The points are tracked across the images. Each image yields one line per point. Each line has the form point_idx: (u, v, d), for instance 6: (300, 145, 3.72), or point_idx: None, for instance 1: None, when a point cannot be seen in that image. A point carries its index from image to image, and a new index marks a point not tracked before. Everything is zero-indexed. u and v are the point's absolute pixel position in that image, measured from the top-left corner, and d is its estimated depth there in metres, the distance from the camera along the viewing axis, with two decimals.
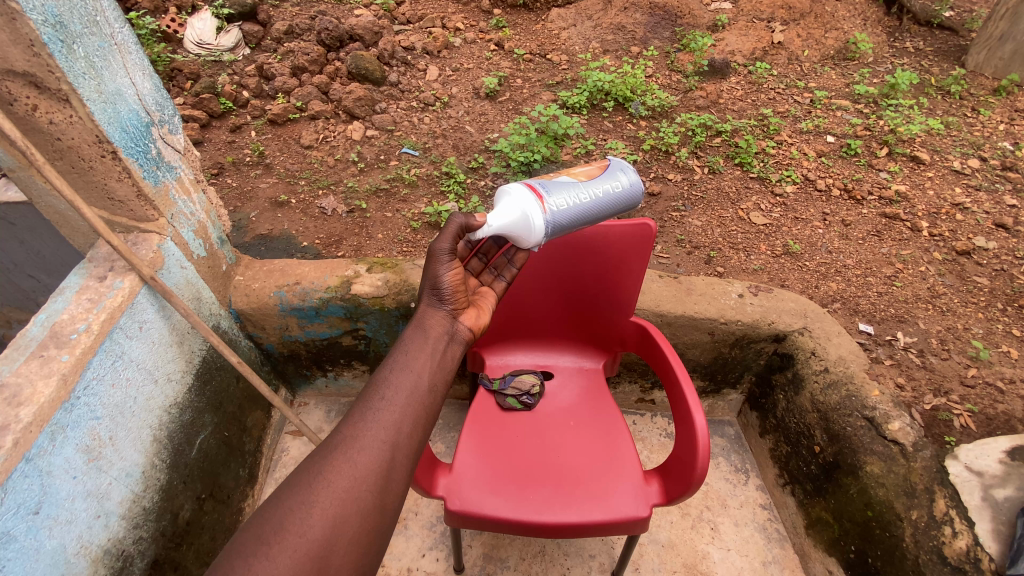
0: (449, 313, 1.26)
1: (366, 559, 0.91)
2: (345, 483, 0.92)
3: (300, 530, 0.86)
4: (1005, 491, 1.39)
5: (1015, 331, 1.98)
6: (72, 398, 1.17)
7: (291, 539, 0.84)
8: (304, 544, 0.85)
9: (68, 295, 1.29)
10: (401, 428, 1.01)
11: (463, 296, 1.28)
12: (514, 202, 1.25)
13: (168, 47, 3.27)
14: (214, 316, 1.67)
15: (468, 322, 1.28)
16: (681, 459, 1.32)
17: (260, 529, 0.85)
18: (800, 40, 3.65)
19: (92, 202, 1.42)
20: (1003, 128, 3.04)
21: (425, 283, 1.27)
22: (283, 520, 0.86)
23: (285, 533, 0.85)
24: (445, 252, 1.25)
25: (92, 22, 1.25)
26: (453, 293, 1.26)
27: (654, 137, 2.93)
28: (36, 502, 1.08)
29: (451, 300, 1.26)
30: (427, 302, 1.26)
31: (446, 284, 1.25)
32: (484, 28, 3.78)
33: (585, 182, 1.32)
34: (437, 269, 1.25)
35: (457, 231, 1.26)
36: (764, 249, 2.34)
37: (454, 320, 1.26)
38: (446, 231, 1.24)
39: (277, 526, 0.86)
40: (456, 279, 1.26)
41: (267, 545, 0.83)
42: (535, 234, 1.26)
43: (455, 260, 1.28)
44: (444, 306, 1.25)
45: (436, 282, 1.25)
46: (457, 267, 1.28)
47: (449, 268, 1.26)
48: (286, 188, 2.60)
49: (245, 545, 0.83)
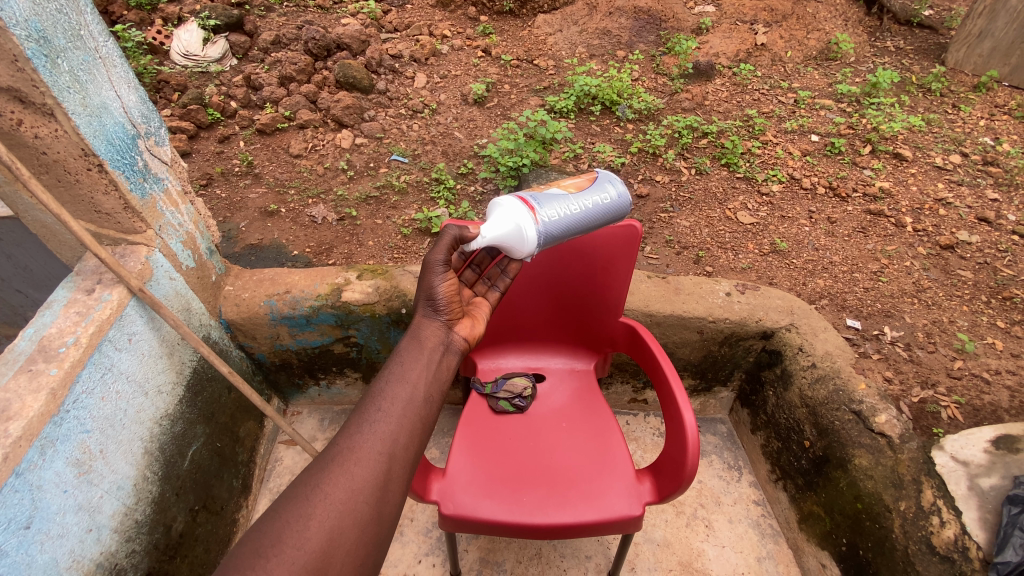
0: (444, 323, 1.27)
1: (363, 570, 0.91)
2: (342, 495, 0.92)
3: (297, 543, 0.86)
4: (992, 480, 1.38)
5: (999, 323, 2.01)
6: (62, 411, 1.17)
7: (289, 553, 0.84)
8: (301, 556, 0.85)
9: (57, 309, 1.29)
10: (397, 439, 1.02)
11: (457, 305, 1.29)
12: (506, 214, 1.26)
13: (154, 59, 3.27)
14: (205, 326, 1.67)
15: (463, 332, 1.30)
16: (671, 456, 1.33)
17: (256, 542, 0.85)
18: (783, 42, 3.70)
19: (78, 215, 1.41)
20: (984, 124, 3.10)
21: (419, 293, 1.28)
22: (280, 532, 0.86)
23: (283, 545, 0.85)
24: (439, 263, 1.27)
25: (76, 36, 1.25)
26: (448, 303, 1.27)
27: (641, 140, 2.96)
28: (28, 516, 1.07)
29: (445, 310, 1.27)
30: (423, 312, 1.27)
31: (440, 294, 1.26)
32: (471, 34, 3.81)
33: (575, 194, 1.33)
34: (431, 280, 1.26)
35: (452, 242, 1.28)
36: (751, 248, 2.37)
37: (449, 331, 1.27)
38: (441, 242, 1.26)
39: (275, 539, 0.86)
40: (450, 289, 1.28)
41: (264, 559, 0.83)
42: (527, 244, 1.27)
43: (449, 270, 1.29)
44: (439, 316, 1.27)
45: (431, 293, 1.26)
46: (452, 278, 1.29)
47: (443, 279, 1.27)
48: (275, 198, 2.60)
49: (243, 558, 0.83)
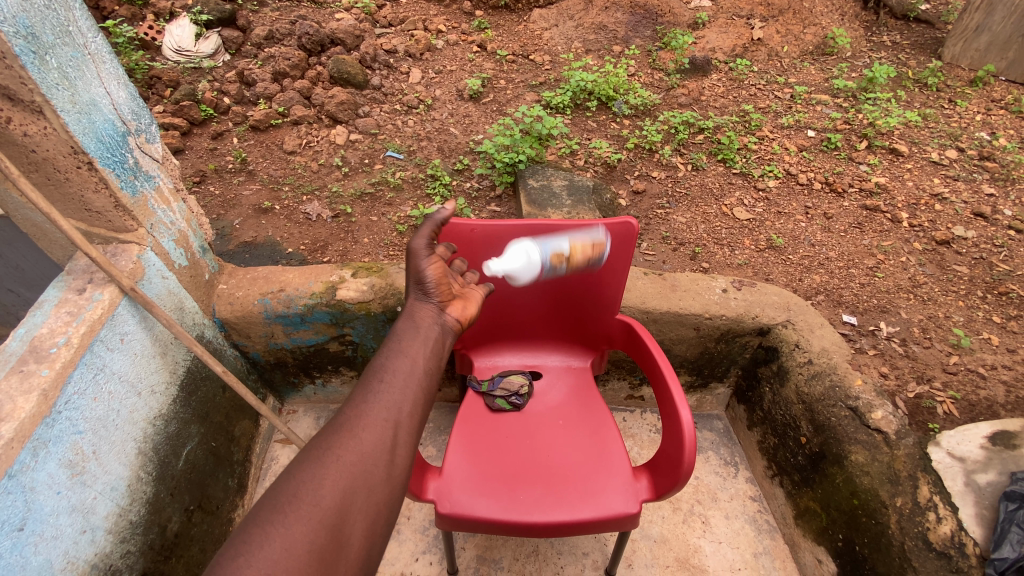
0: (438, 305, 1.25)
1: (378, 528, 0.90)
2: (353, 458, 0.91)
3: (312, 501, 0.84)
4: (988, 476, 1.38)
5: (995, 318, 2.02)
6: (54, 413, 1.16)
7: (304, 510, 0.83)
8: (318, 513, 0.83)
9: (47, 309, 1.28)
10: (403, 406, 1.01)
11: (449, 288, 1.28)
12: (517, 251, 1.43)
13: (146, 55, 3.23)
14: (198, 325, 1.65)
15: (455, 313, 1.27)
16: (668, 454, 1.32)
17: (270, 503, 0.83)
18: (780, 36, 3.69)
19: (68, 214, 1.39)
20: (980, 119, 3.10)
21: (408, 279, 1.27)
22: (294, 492, 0.85)
23: (299, 502, 0.84)
24: (423, 247, 1.28)
25: (65, 32, 1.23)
26: (437, 286, 1.25)
27: (637, 135, 2.95)
28: (21, 518, 1.06)
29: (436, 293, 1.25)
30: (415, 296, 1.26)
31: (429, 277, 1.25)
32: (466, 29, 3.78)
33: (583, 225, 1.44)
34: (418, 264, 1.26)
35: (435, 226, 1.29)
36: (748, 244, 2.37)
37: (443, 312, 1.25)
38: (423, 228, 1.28)
39: (289, 498, 0.84)
40: (437, 271, 1.27)
41: (280, 515, 0.81)
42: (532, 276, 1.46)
43: (434, 254, 1.30)
44: (430, 298, 1.24)
45: (420, 277, 1.25)
46: (438, 261, 1.30)
47: (430, 262, 1.28)
48: (269, 195, 2.58)
49: (257, 518, 0.81)
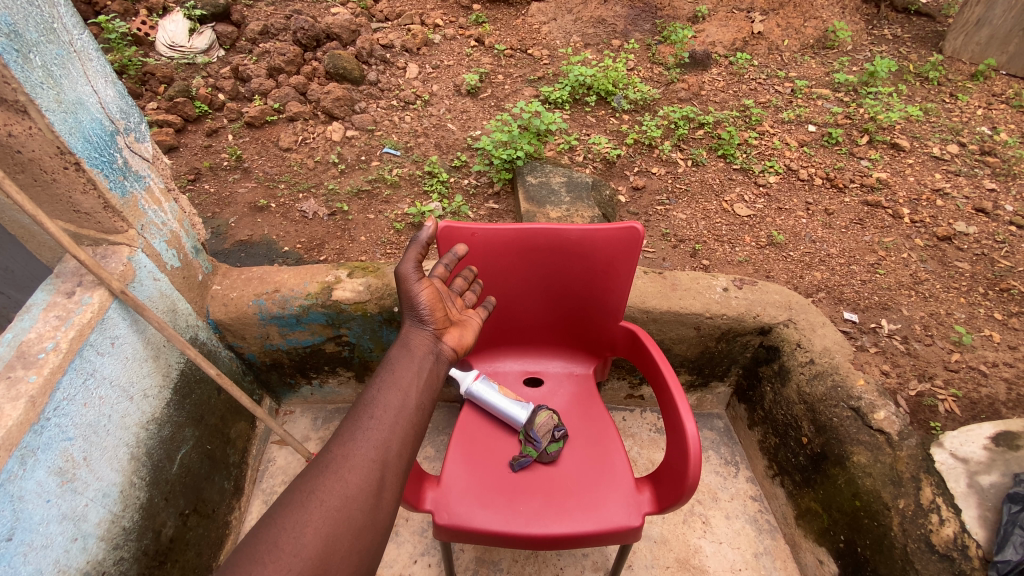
0: (432, 333, 1.20)
1: None
2: (337, 502, 0.88)
3: (294, 550, 0.82)
4: (991, 477, 1.37)
5: (996, 315, 1.99)
6: (42, 420, 1.14)
7: (284, 559, 0.80)
8: (298, 564, 0.81)
9: (35, 312, 1.25)
10: (390, 446, 0.98)
11: (443, 314, 1.22)
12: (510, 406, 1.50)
13: (139, 50, 3.19)
14: (192, 327, 1.63)
15: (450, 341, 1.22)
16: (673, 467, 1.29)
17: (250, 549, 0.80)
18: (780, 30, 3.66)
19: (56, 216, 1.36)
20: (981, 113, 3.07)
21: (400, 304, 1.21)
22: (276, 538, 0.82)
23: (279, 552, 0.81)
24: (412, 272, 1.19)
25: (49, 29, 1.20)
26: (431, 312, 1.20)
27: (637, 131, 2.92)
28: (9, 528, 1.04)
29: (431, 320, 1.20)
30: (408, 323, 1.20)
31: (421, 302, 1.19)
32: (464, 24, 3.74)
33: (594, 236, 1.43)
34: (408, 291, 1.19)
35: (421, 249, 1.19)
36: (748, 241, 2.34)
37: (437, 341, 1.20)
38: (410, 252, 1.18)
39: (271, 544, 0.81)
40: (430, 297, 1.20)
41: (259, 564, 0.78)
42: (504, 403, 1.51)
43: (424, 277, 1.21)
44: (425, 326, 1.19)
45: (412, 304, 1.19)
46: (428, 284, 1.22)
47: (420, 286, 1.20)
48: (264, 193, 2.55)
49: (234, 565, 0.78)
